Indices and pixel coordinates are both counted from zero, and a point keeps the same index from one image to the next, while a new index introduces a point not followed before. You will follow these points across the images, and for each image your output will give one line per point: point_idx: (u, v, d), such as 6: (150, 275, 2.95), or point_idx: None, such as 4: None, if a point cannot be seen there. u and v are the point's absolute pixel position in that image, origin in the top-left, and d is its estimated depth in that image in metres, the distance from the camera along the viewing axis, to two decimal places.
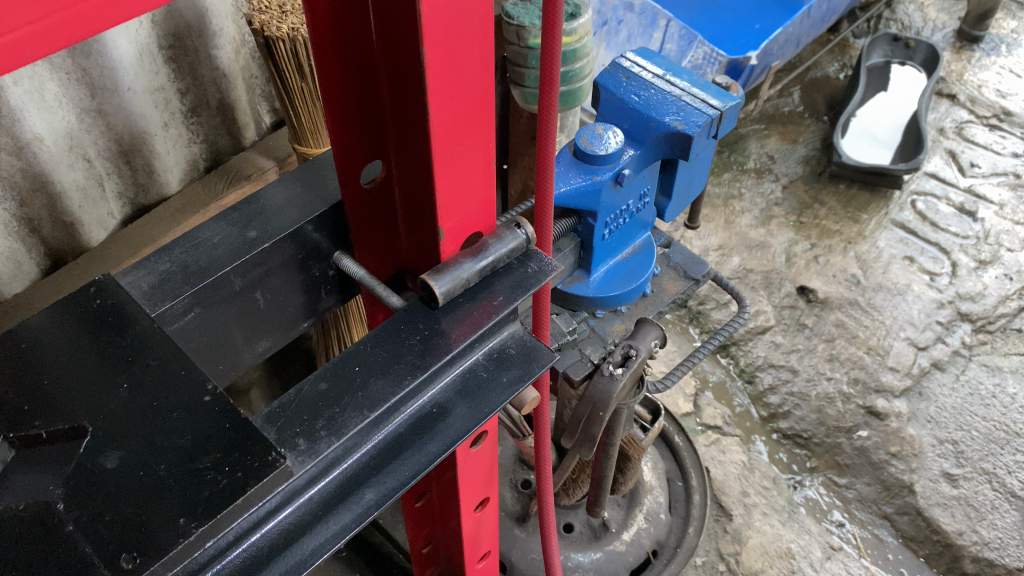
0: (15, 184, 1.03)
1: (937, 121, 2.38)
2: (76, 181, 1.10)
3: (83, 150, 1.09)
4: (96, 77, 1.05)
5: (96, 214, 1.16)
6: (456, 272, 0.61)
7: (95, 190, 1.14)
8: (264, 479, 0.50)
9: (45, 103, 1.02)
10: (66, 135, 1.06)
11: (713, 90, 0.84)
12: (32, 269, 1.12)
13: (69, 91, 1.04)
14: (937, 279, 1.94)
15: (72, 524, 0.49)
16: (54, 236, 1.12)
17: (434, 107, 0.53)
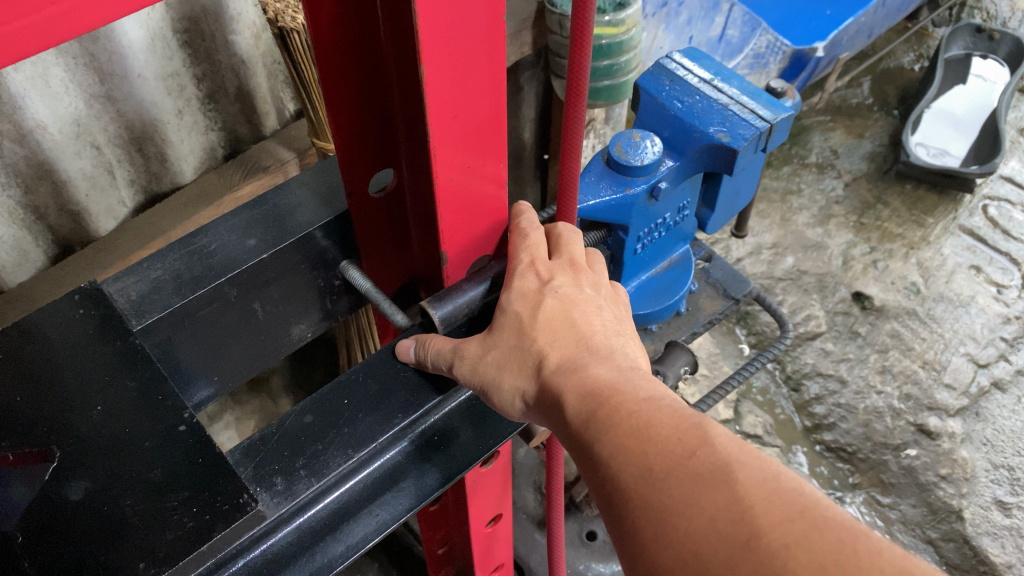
0: (19, 171, 1.01)
1: (1018, 120, 2.24)
2: (84, 169, 1.08)
3: (91, 138, 1.06)
4: (105, 63, 1.02)
5: (106, 202, 1.14)
6: (460, 298, 0.58)
7: (104, 177, 1.11)
8: (233, 525, 0.47)
9: (50, 89, 0.99)
10: (74, 122, 1.03)
11: (765, 98, 0.77)
12: (39, 256, 1.11)
13: (78, 78, 1.00)
14: (1004, 292, 1.82)
15: (27, 562, 0.46)
16: (62, 225, 1.11)
17: (435, 125, 0.48)
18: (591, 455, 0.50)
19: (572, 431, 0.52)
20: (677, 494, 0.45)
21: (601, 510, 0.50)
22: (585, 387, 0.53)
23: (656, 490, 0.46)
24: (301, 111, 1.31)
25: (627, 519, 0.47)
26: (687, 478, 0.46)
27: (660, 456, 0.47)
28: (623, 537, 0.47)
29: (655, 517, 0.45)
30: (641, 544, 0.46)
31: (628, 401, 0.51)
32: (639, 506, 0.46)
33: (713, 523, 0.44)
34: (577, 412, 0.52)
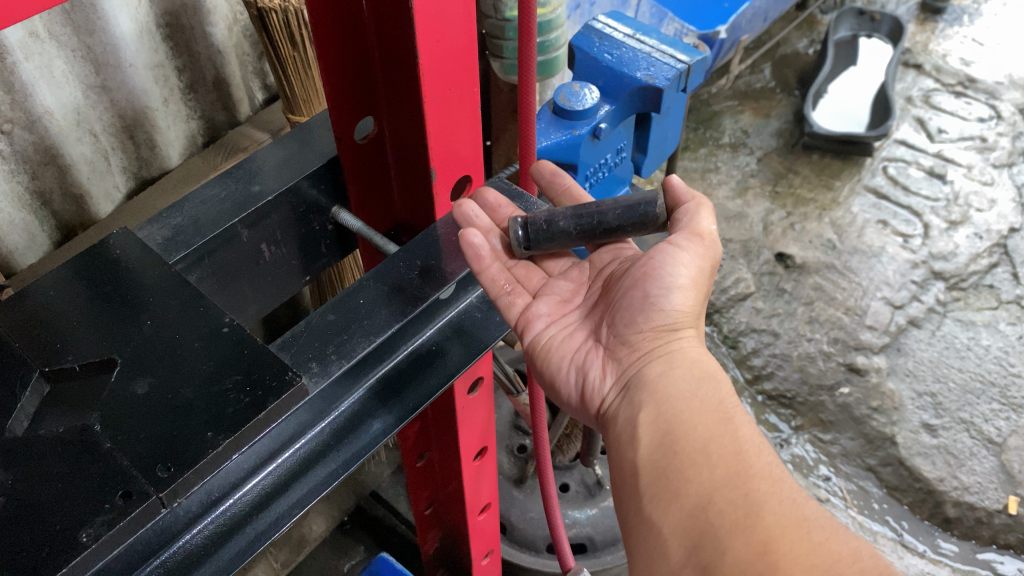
0: (26, 156, 1.08)
1: (905, 91, 2.51)
2: (86, 154, 1.15)
3: (90, 125, 1.13)
4: (100, 53, 1.09)
5: (105, 185, 1.20)
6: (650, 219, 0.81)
7: (102, 163, 1.18)
8: (283, 396, 0.55)
9: (53, 79, 1.06)
10: (75, 110, 1.10)
11: (681, 47, 0.94)
12: (45, 241, 1.17)
13: (76, 69, 1.08)
14: (910, 241, 2.03)
15: (109, 441, 0.53)
16: (64, 208, 1.17)
17: (423, 50, 0.60)
18: (720, 445, 0.64)
19: (704, 424, 0.66)
20: (812, 512, 0.61)
21: (704, 477, 0.62)
22: (720, 402, 0.68)
23: (795, 499, 0.61)
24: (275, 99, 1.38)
25: (755, 500, 0.60)
26: (818, 513, 0.61)
27: (793, 485, 0.63)
28: (740, 503, 0.60)
29: (794, 515, 0.59)
30: (766, 519, 0.59)
31: (756, 433, 0.66)
32: (778, 496, 0.60)
33: (850, 553, 0.59)
34: (707, 421, 0.66)
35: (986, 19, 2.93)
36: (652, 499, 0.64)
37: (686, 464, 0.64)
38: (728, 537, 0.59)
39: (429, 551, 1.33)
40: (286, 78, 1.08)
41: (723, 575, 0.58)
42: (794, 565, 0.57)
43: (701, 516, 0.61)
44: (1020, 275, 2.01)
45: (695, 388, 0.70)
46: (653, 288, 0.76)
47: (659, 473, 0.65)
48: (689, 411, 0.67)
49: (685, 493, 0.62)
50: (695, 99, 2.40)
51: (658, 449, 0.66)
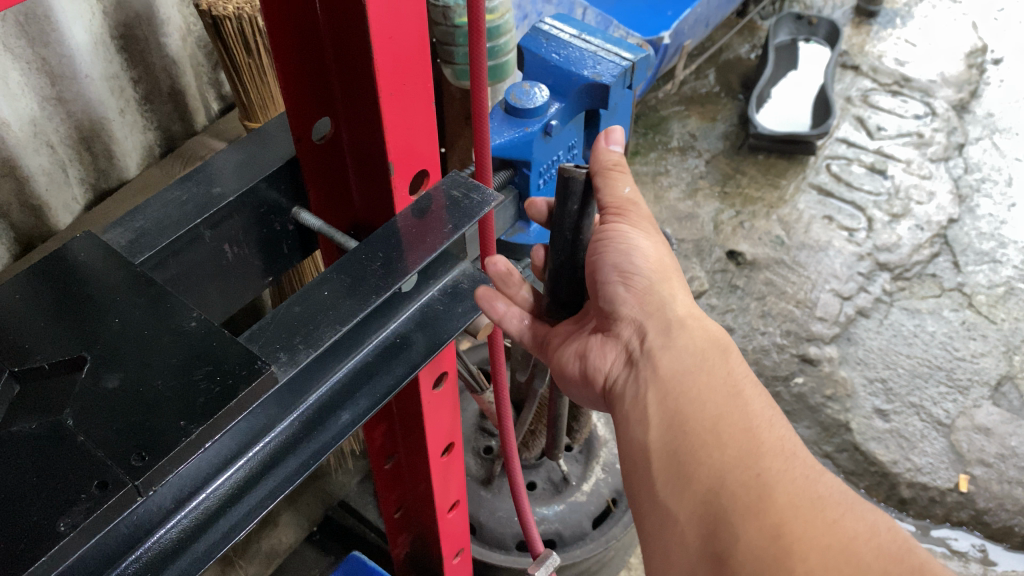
0: None
1: (845, 91, 2.70)
2: (42, 165, 1.15)
3: (46, 137, 1.13)
4: (56, 65, 1.10)
5: (62, 198, 1.20)
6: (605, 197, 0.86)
7: (60, 174, 1.18)
8: (253, 383, 0.56)
9: (8, 91, 1.06)
10: (30, 122, 1.10)
11: (624, 45, 1.09)
12: (4, 254, 1.17)
13: (30, 80, 1.08)
14: (855, 234, 2.23)
15: (82, 435, 0.54)
16: (23, 221, 1.17)
17: (377, 46, 0.62)
18: (728, 424, 0.71)
19: (710, 403, 0.73)
20: (826, 490, 0.66)
21: (714, 459, 0.69)
22: (725, 375, 0.75)
23: (807, 478, 0.66)
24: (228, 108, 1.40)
25: (765, 481, 0.66)
26: (833, 490, 0.67)
27: (805, 460, 0.69)
28: (752, 485, 0.66)
29: (807, 495, 0.65)
30: (779, 500, 0.65)
31: (763, 406, 0.73)
32: (789, 476, 0.66)
33: (867, 530, 0.64)
34: (716, 402, 0.73)
35: (919, 19, 3.06)
36: (666, 483, 0.71)
37: (698, 446, 0.70)
38: (742, 521, 0.65)
39: (400, 555, 1.35)
40: (242, 86, 1.11)
41: (739, 557, 0.63)
42: (809, 546, 0.62)
43: (714, 500, 0.67)
44: (961, 263, 2.21)
45: (700, 364, 0.76)
46: (618, 257, 0.83)
47: (671, 456, 0.71)
48: (697, 390, 0.74)
49: (698, 477, 0.69)
50: (645, 106, 2.57)
51: (668, 433, 0.73)
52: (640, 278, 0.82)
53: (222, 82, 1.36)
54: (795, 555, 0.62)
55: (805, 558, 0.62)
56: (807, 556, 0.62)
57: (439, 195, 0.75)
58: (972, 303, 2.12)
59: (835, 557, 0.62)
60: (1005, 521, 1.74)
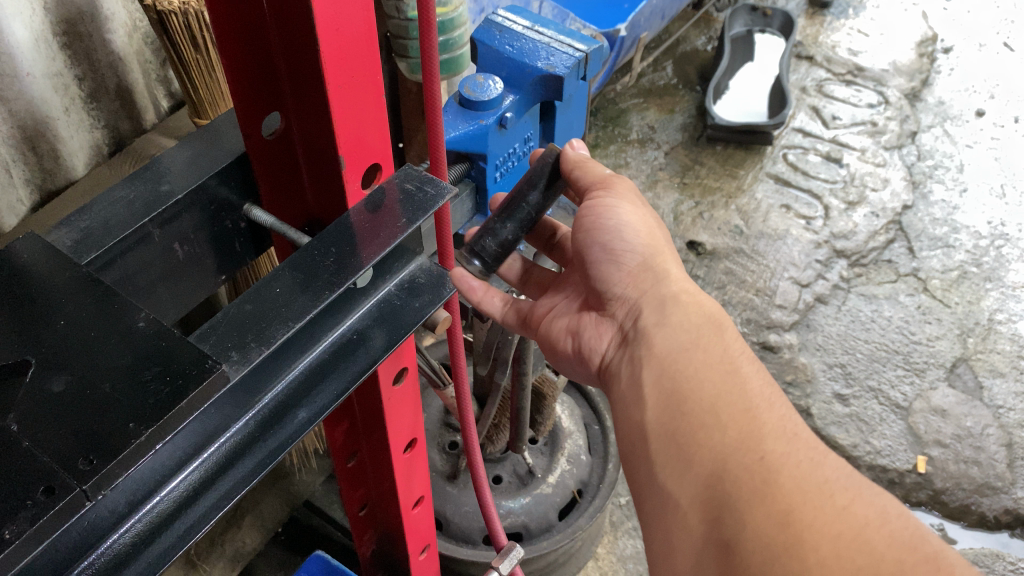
0: None
1: (799, 81, 2.73)
2: None
3: None
4: None
5: (6, 200, 1.18)
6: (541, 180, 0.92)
7: (3, 177, 1.16)
8: (203, 383, 0.55)
9: None
10: None
11: (576, 36, 1.11)
12: None
13: None
14: (812, 222, 2.27)
15: (27, 440, 0.53)
16: None
17: (323, 38, 0.62)
18: (726, 404, 0.72)
19: (709, 386, 0.74)
20: (833, 474, 0.66)
21: (715, 441, 0.69)
22: (722, 356, 0.77)
23: (812, 463, 0.66)
24: (177, 105, 1.38)
25: (768, 462, 0.66)
26: (839, 475, 0.66)
27: (808, 441, 0.69)
28: (755, 469, 0.66)
29: (814, 481, 0.65)
30: (785, 485, 0.64)
31: (762, 385, 0.75)
32: (793, 459, 0.66)
33: (879, 516, 0.63)
34: (715, 386, 0.74)
35: (871, 10, 3.10)
36: (667, 469, 0.72)
37: (699, 429, 0.71)
38: (747, 506, 0.64)
39: (367, 554, 1.33)
40: (191, 83, 1.09)
41: (746, 542, 0.62)
42: (819, 534, 0.61)
43: (718, 484, 0.67)
44: (915, 248, 2.25)
45: (695, 343, 0.79)
46: (608, 236, 0.91)
47: (671, 440, 0.73)
48: (694, 369, 0.77)
49: (700, 462, 0.69)
50: (603, 99, 2.58)
51: (665, 414, 0.75)
52: (632, 257, 0.90)
53: (171, 79, 1.34)
54: (806, 542, 0.60)
55: (816, 547, 0.60)
56: (819, 542, 0.60)
57: (392, 188, 0.74)
58: (927, 287, 2.16)
59: (849, 546, 0.60)
60: (962, 500, 1.79)
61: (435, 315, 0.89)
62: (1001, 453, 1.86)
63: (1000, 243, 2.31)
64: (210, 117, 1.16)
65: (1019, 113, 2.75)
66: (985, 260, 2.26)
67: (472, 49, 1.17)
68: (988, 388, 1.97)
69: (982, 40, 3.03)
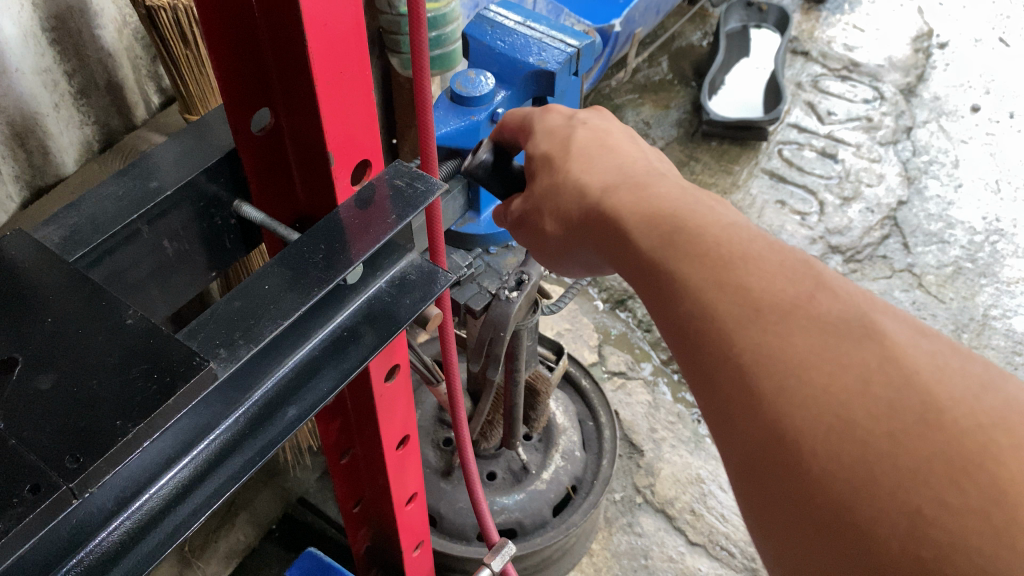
0: None
1: (795, 76, 2.73)
2: None
3: None
4: None
5: None
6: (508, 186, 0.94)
7: None
8: (191, 380, 0.55)
9: None
10: None
11: (569, 32, 1.11)
12: None
13: None
14: (807, 218, 2.27)
15: (14, 439, 0.52)
16: None
17: (312, 35, 0.61)
18: (680, 308, 0.63)
19: (665, 294, 0.65)
20: (804, 343, 0.56)
21: (695, 358, 0.61)
22: (661, 251, 0.67)
23: (779, 341, 0.57)
24: (168, 100, 1.37)
25: (743, 363, 0.58)
26: (813, 339, 0.56)
27: (771, 306, 0.59)
28: (734, 380, 0.58)
29: (788, 368, 0.56)
30: (768, 390, 0.56)
31: (707, 256, 0.64)
32: (761, 349, 0.57)
33: (860, 379, 0.53)
34: (668, 292, 0.65)
35: (867, 5, 3.10)
36: (685, 392, 0.65)
37: (682, 348, 0.63)
38: (745, 427, 0.57)
39: (360, 550, 1.33)
40: (181, 78, 1.09)
41: (760, 467, 0.56)
42: (812, 437, 0.53)
43: (715, 407, 0.60)
44: (910, 244, 2.25)
45: (644, 244, 0.70)
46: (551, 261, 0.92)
47: (677, 365, 0.64)
48: (652, 275, 0.67)
49: (700, 388, 0.61)
50: (599, 94, 2.58)
51: (658, 337, 0.67)
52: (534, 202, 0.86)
53: (161, 74, 1.34)
54: (805, 451, 0.53)
55: (813, 454, 0.53)
56: (816, 446, 0.53)
57: (382, 184, 0.74)
58: (922, 283, 2.16)
59: (843, 438, 0.52)
60: None
61: (427, 313, 0.89)
62: None
63: (995, 239, 2.31)
64: (200, 113, 1.15)
65: (1014, 108, 2.75)
66: (980, 255, 2.26)
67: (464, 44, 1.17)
68: None
69: (977, 35, 3.03)
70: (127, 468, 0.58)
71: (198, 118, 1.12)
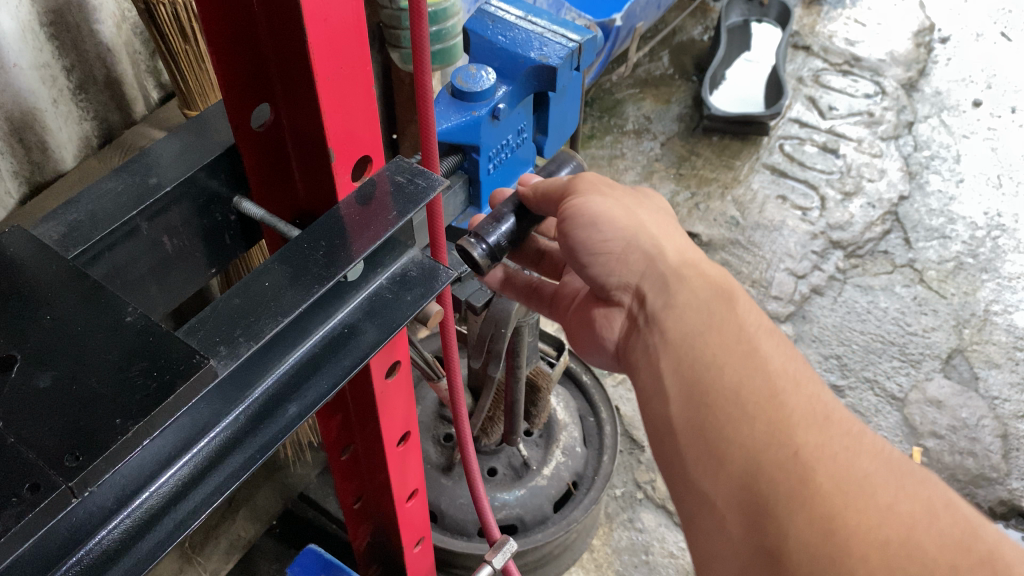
0: None
1: (796, 71, 2.73)
2: None
3: None
4: None
5: None
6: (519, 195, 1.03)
7: None
8: (191, 379, 0.54)
9: None
10: None
11: (570, 27, 1.11)
12: None
13: None
14: (808, 213, 2.26)
15: (13, 437, 0.52)
16: None
17: (311, 28, 0.61)
18: (749, 392, 0.72)
19: (728, 373, 0.74)
20: (872, 469, 0.65)
21: (744, 435, 0.69)
22: (737, 337, 0.77)
23: (846, 454, 0.66)
24: (167, 96, 1.37)
25: (804, 458, 0.66)
26: (876, 466, 0.66)
27: (839, 425, 0.69)
28: (790, 465, 0.66)
29: (851, 475, 0.64)
30: (823, 484, 0.64)
31: (783, 364, 0.75)
32: (826, 453, 0.66)
33: (923, 512, 0.63)
34: (732, 375, 0.74)
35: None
36: (699, 464, 0.71)
37: (726, 422, 0.71)
38: (788, 511, 0.64)
39: (361, 546, 1.33)
40: (180, 74, 1.09)
41: (791, 549, 0.62)
42: (865, 541, 0.60)
43: (751, 486, 0.67)
44: (912, 239, 2.25)
45: (710, 323, 0.80)
46: (585, 233, 0.94)
47: (703, 435, 0.72)
48: (712, 354, 0.77)
49: (732, 459, 0.69)
50: (599, 89, 2.57)
51: (689, 406, 0.75)
52: (614, 246, 0.93)
53: (160, 69, 1.33)
54: (854, 551, 0.60)
55: (861, 554, 0.60)
56: (865, 550, 0.60)
57: (382, 180, 0.74)
58: (923, 278, 2.16)
59: (900, 556, 0.59)
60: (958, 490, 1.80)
61: (428, 309, 0.89)
62: (996, 444, 1.86)
63: (996, 234, 2.31)
64: (199, 109, 1.15)
65: (1016, 102, 2.74)
66: (982, 251, 2.26)
67: (465, 39, 1.17)
68: (984, 379, 1.97)
69: (979, 30, 3.02)
70: (124, 468, 0.57)
71: (198, 113, 1.12)
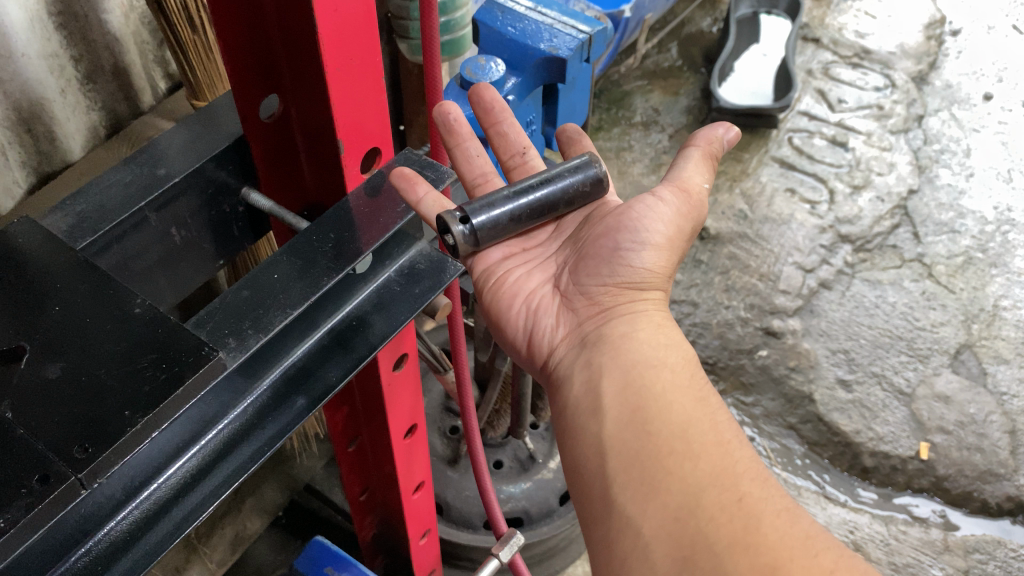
0: None
1: (806, 64, 2.71)
2: None
3: None
4: None
5: (3, 183, 1.17)
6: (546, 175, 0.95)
7: None
8: (199, 371, 0.54)
9: None
10: None
11: (580, 18, 1.11)
12: None
13: None
14: (817, 207, 2.25)
15: (22, 428, 0.52)
16: None
17: (323, 20, 0.61)
18: (696, 433, 0.74)
19: (675, 408, 0.76)
20: (813, 531, 0.68)
21: (687, 471, 0.71)
22: (691, 383, 0.80)
23: (788, 514, 0.69)
24: (174, 86, 1.36)
25: (750, 507, 0.68)
26: (816, 530, 0.69)
27: (778, 488, 0.72)
28: (734, 508, 0.68)
29: (796, 533, 0.67)
30: (767, 533, 0.66)
31: (729, 422, 0.77)
32: (770, 508, 0.69)
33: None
34: (680, 412, 0.76)
35: None
36: (630, 491, 0.71)
37: (668, 454, 0.72)
38: (725, 551, 0.65)
39: (366, 538, 1.33)
40: (188, 64, 1.08)
41: None
42: None
43: (688, 520, 0.68)
44: (921, 233, 2.24)
45: (663, 361, 0.82)
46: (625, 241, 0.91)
47: (641, 462, 0.72)
48: (662, 388, 0.78)
49: (668, 489, 0.70)
50: (608, 80, 2.56)
51: (627, 428, 0.75)
52: (633, 273, 0.90)
53: (168, 59, 1.33)
54: None
55: None
56: None
57: (392, 172, 0.74)
58: (931, 273, 2.15)
59: None
60: (965, 486, 1.80)
61: (435, 301, 0.89)
62: (1004, 440, 1.86)
63: (1006, 229, 2.29)
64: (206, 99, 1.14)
65: None
66: (991, 246, 2.24)
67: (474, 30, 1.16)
68: (992, 375, 1.96)
69: (990, 23, 3.00)
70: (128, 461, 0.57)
71: (205, 104, 1.11)
